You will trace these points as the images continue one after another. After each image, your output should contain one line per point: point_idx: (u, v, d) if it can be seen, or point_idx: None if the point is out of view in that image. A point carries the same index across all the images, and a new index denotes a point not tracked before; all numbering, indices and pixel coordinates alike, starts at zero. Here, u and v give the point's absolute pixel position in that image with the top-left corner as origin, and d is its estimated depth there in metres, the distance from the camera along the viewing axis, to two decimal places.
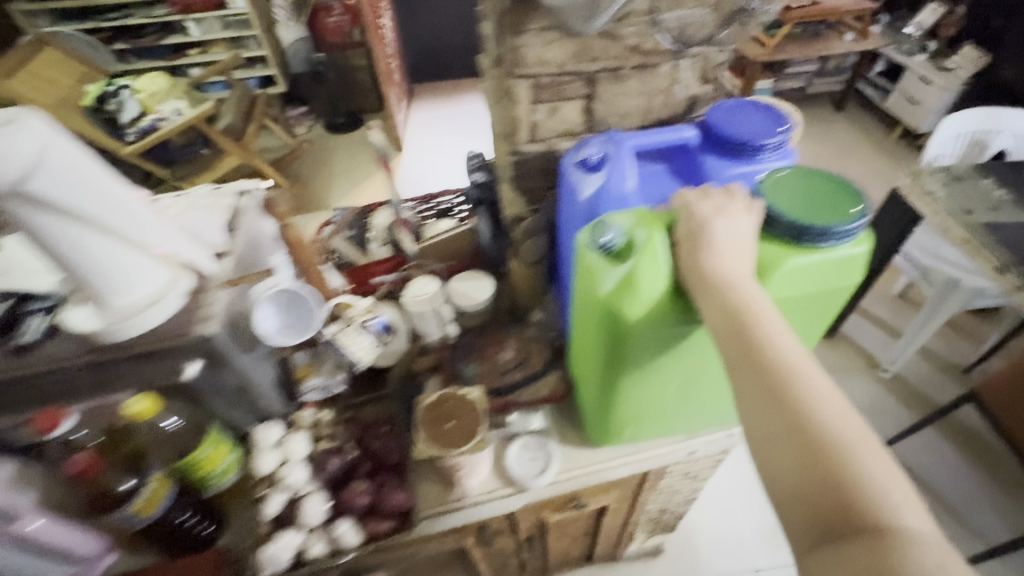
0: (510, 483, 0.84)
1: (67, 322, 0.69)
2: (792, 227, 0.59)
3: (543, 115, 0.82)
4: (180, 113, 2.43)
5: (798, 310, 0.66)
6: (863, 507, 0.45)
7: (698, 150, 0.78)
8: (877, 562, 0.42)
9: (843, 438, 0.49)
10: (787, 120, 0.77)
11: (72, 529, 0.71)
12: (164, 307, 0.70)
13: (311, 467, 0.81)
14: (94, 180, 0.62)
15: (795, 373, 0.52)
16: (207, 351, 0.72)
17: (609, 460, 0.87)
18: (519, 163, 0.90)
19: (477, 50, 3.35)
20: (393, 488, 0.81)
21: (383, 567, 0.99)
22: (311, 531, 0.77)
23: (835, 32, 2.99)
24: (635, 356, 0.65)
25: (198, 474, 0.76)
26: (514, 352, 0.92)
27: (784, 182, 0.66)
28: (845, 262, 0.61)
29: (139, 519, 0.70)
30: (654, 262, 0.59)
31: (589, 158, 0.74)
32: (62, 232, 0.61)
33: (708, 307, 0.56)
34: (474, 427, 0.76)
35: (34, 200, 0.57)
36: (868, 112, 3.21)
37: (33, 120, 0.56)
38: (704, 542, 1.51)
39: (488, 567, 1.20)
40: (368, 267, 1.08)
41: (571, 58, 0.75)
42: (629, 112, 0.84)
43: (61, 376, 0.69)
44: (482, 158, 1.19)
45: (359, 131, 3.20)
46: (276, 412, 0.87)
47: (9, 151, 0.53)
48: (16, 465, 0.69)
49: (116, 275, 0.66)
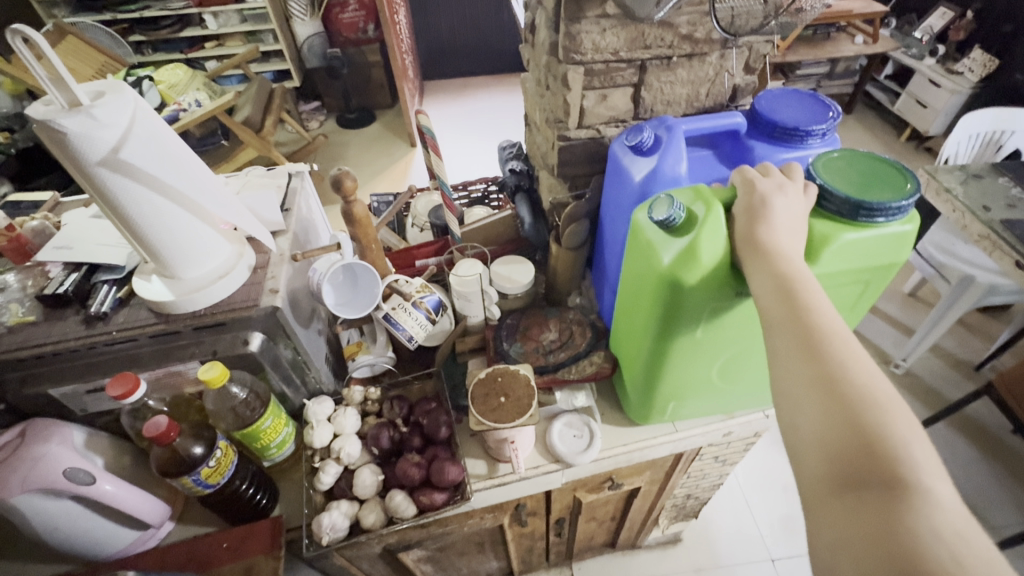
0: (556, 459, 0.85)
1: (138, 290, 0.70)
2: (848, 202, 0.62)
3: (593, 101, 0.87)
4: (200, 105, 2.48)
5: (845, 285, 0.68)
6: (886, 463, 0.42)
7: (746, 136, 0.83)
8: (892, 518, 0.40)
9: (874, 397, 0.46)
10: (832, 110, 0.82)
11: (138, 494, 0.73)
12: (231, 281, 0.73)
13: (362, 441, 0.84)
14: (179, 154, 0.65)
15: (835, 332, 0.51)
16: (270, 323, 0.73)
17: (649, 438, 0.89)
18: (565, 148, 0.93)
19: (490, 48, 3.38)
20: (446, 463, 0.80)
21: (421, 546, 1.01)
22: (366, 501, 0.79)
23: (845, 35, 3.03)
24: (680, 323, 0.67)
25: (258, 445, 0.78)
26: (557, 332, 0.94)
27: (836, 164, 0.68)
28: (895, 238, 0.63)
29: (205, 485, 0.71)
30: (713, 232, 0.61)
31: (644, 142, 0.78)
32: (143, 204, 0.62)
33: (756, 272, 0.57)
34: (529, 401, 0.77)
35: (124, 169, 0.59)
36: (877, 115, 3.25)
37: (127, 92, 0.59)
38: (725, 531, 1.53)
39: (516, 549, 1.22)
40: (412, 250, 1.11)
41: (625, 45, 0.80)
42: (675, 100, 0.89)
43: (131, 344, 0.71)
44: (516, 148, 1.28)
45: (372, 126, 3.21)
46: (327, 388, 0.90)
47: (110, 122, 0.56)
48: (83, 434, 0.71)
49: (189, 248, 0.69)
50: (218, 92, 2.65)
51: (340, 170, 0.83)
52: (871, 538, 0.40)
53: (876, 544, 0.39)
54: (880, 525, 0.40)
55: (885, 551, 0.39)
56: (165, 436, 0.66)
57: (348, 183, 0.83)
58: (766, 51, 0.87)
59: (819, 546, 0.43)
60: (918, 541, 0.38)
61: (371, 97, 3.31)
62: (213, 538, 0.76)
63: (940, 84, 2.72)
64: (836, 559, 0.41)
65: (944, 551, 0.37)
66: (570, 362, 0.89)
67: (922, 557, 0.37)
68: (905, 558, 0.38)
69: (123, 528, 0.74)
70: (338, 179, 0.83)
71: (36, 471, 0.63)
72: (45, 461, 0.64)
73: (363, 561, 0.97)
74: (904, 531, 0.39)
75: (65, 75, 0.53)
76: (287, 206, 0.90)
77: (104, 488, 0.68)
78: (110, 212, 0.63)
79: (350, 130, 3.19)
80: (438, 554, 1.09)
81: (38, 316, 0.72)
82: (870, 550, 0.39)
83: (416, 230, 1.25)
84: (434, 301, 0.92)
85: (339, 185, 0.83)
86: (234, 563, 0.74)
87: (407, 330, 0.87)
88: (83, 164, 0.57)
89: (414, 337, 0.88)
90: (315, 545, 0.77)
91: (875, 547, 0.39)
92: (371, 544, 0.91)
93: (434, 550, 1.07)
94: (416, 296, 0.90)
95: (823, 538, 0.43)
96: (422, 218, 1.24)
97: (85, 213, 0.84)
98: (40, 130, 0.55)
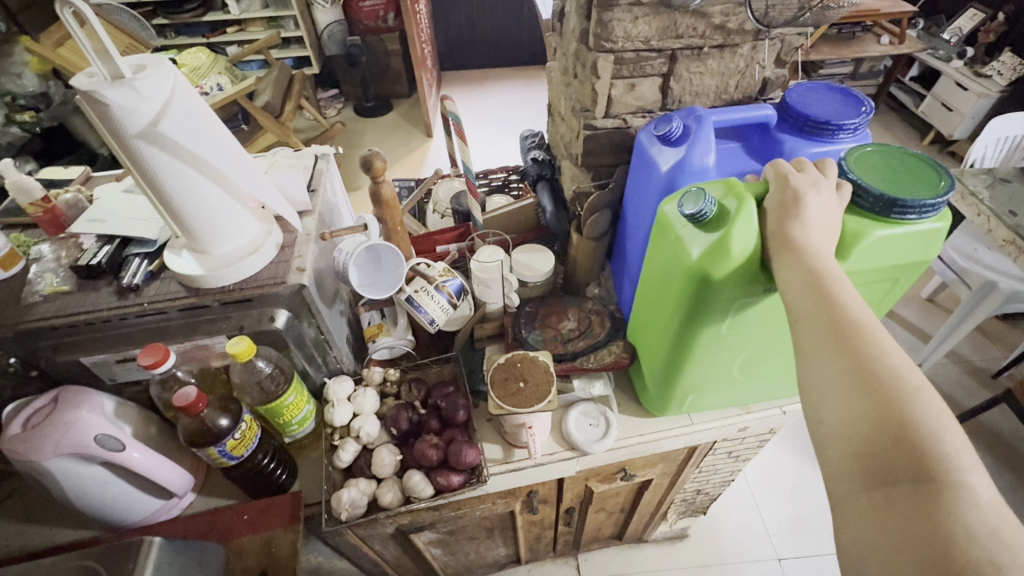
0: (571, 447, 0.86)
1: (169, 264, 0.71)
2: (882, 199, 0.61)
3: (621, 91, 0.87)
4: (221, 88, 2.50)
5: (873, 282, 0.68)
6: (917, 459, 0.42)
7: (776, 129, 0.82)
8: (924, 515, 0.40)
9: (904, 389, 0.46)
10: (865, 104, 0.81)
11: (164, 464, 0.74)
12: (261, 257, 0.74)
13: (381, 421, 0.85)
14: (214, 130, 0.66)
15: (864, 325, 0.50)
16: (296, 300, 0.75)
17: (665, 430, 0.89)
18: (590, 137, 0.94)
19: (510, 39, 3.35)
20: (463, 446, 0.80)
21: (433, 528, 1.02)
22: (384, 480, 0.80)
23: (871, 35, 2.98)
24: (705, 318, 0.67)
25: (281, 420, 0.80)
26: (576, 321, 0.94)
27: (867, 158, 0.68)
28: (926, 236, 0.63)
29: (230, 457, 0.73)
30: (746, 226, 0.60)
31: (672, 132, 0.78)
32: (178, 177, 0.64)
33: (785, 267, 0.57)
34: (548, 387, 0.77)
35: (161, 142, 0.60)
36: (900, 117, 3.19)
37: (168, 65, 0.60)
38: (732, 530, 1.52)
39: (524, 536, 1.22)
40: (433, 235, 1.12)
41: (657, 34, 0.80)
42: (703, 91, 0.89)
43: (161, 316, 0.72)
44: (538, 138, 1.29)
45: (389, 115, 3.22)
46: (348, 368, 0.91)
47: (149, 95, 0.57)
48: (115, 401, 0.73)
49: (219, 224, 0.70)
50: (239, 77, 2.67)
51: (369, 152, 0.83)
52: (899, 537, 0.40)
53: (906, 543, 0.40)
54: (909, 524, 0.40)
55: (915, 549, 0.39)
56: (194, 407, 0.67)
57: (377, 164, 0.84)
58: (799, 44, 0.86)
59: (848, 543, 0.44)
60: (949, 539, 0.38)
61: (388, 86, 3.32)
62: (234, 510, 0.78)
63: (967, 87, 2.67)
64: (865, 556, 0.42)
65: (977, 549, 0.37)
66: (589, 350, 0.90)
67: (953, 555, 0.37)
68: (934, 558, 0.38)
69: (148, 495, 0.76)
70: (368, 160, 0.84)
71: (69, 436, 0.64)
72: (77, 426, 0.65)
73: (375, 540, 0.99)
74: (935, 530, 0.39)
75: (108, 46, 0.54)
76: (314, 186, 0.91)
77: (132, 455, 0.69)
78: (145, 185, 0.65)
79: (366, 118, 3.20)
80: (448, 537, 1.10)
81: (72, 287, 0.73)
82: (899, 549, 0.40)
83: (436, 217, 1.26)
84: (456, 285, 0.92)
85: (367, 166, 0.84)
86: (252, 535, 0.75)
87: (428, 312, 0.88)
88: (123, 136, 0.59)
89: (436, 320, 0.89)
90: (333, 520, 0.78)
91: (905, 547, 0.40)
92: (384, 523, 0.92)
93: (445, 534, 1.08)
94: (438, 280, 0.91)
95: (850, 536, 0.44)
96: (443, 205, 1.26)
97: (117, 187, 0.86)
98: (84, 100, 0.56)
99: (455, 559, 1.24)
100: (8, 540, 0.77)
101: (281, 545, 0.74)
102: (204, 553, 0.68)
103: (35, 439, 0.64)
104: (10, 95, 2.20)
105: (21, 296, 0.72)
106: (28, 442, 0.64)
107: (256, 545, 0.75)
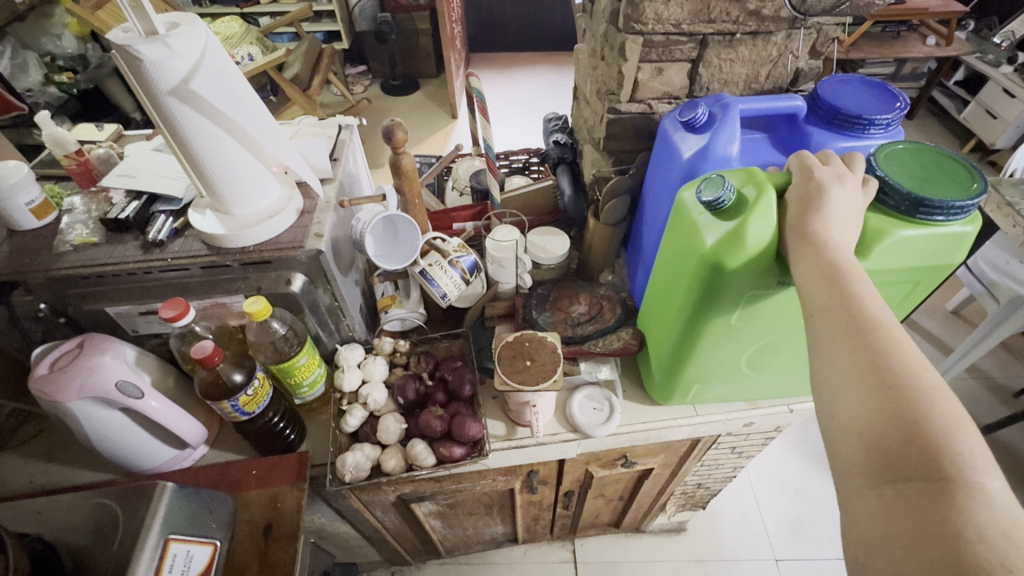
0: (574, 429, 0.86)
1: (193, 222, 0.73)
2: (909, 197, 0.60)
3: (648, 75, 0.86)
4: (252, 59, 2.53)
5: (892, 284, 0.67)
6: (930, 457, 0.41)
7: (805, 121, 0.81)
8: (937, 515, 0.39)
9: (921, 388, 0.45)
10: (900, 99, 0.79)
11: (180, 414, 0.77)
12: (282, 220, 0.75)
13: (389, 390, 0.86)
14: (243, 92, 0.67)
15: (882, 321, 0.49)
16: (313, 266, 0.76)
17: (669, 420, 0.89)
18: (614, 122, 0.93)
19: (542, 22, 3.30)
20: (467, 419, 0.81)
21: (434, 499, 1.04)
22: (388, 447, 0.82)
23: (915, 35, 2.88)
24: (715, 307, 0.67)
25: (292, 381, 0.82)
26: (587, 305, 0.94)
27: (899, 156, 0.66)
28: (952, 239, 0.61)
29: (242, 412, 0.75)
30: (764, 216, 0.60)
31: (697, 119, 0.77)
32: (205, 135, 0.65)
33: (804, 262, 0.56)
34: (554, 366, 0.78)
35: (193, 99, 0.62)
36: (939, 122, 3.07)
37: (199, 24, 0.61)
38: (729, 527, 1.53)
39: (522, 515, 1.24)
40: (450, 212, 1.14)
41: (688, 17, 0.78)
42: (732, 79, 0.88)
43: (183, 273, 0.75)
44: (561, 120, 1.30)
45: (415, 95, 3.22)
46: (359, 337, 0.93)
47: (182, 53, 0.59)
48: (138, 350, 0.76)
49: (244, 185, 0.72)
50: (270, 47, 2.67)
51: (392, 122, 0.84)
52: (909, 534, 0.40)
53: (916, 542, 0.39)
54: (919, 522, 0.40)
55: (925, 548, 0.39)
56: (210, 360, 0.69)
57: (399, 135, 0.85)
58: (836, 35, 0.84)
59: (856, 540, 0.44)
60: (960, 539, 0.38)
61: (416, 65, 3.32)
62: (244, 464, 0.80)
63: (1014, 94, 2.54)
64: (873, 553, 0.42)
65: (989, 550, 0.36)
66: (598, 335, 0.90)
67: (964, 556, 0.37)
68: (945, 557, 0.37)
69: (162, 444, 0.79)
70: (391, 130, 0.84)
71: (92, 380, 0.67)
72: (100, 371, 0.67)
73: (377, 507, 1.02)
74: (947, 529, 0.38)
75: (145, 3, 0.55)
76: (337, 155, 0.92)
77: (150, 404, 0.72)
78: (174, 144, 0.66)
79: (393, 97, 3.21)
80: (447, 510, 1.13)
81: (101, 239, 0.76)
82: (906, 548, 0.40)
83: (455, 193, 1.28)
84: (470, 262, 0.93)
85: (390, 136, 0.85)
86: (260, 490, 0.78)
87: (441, 286, 0.89)
88: (155, 92, 0.60)
89: (448, 295, 0.90)
90: (337, 481, 0.81)
91: (915, 544, 0.39)
92: (387, 490, 0.95)
93: (444, 506, 1.10)
94: (452, 255, 0.91)
95: (857, 531, 0.43)
96: (462, 182, 1.27)
97: (146, 146, 0.88)
98: (119, 55, 0.58)
99: (452, 532, 1.27)
100: (32, 478, 0.81)
101: (287, 500, 0.77)
102: (213, 502, 0.71)
103: (60, 380, 0.66)
104: (50, 55, 2.20)
105: (54, 244, 0.75)
106: (54, 383, 0.66)
107: (262, 498, 0.77)
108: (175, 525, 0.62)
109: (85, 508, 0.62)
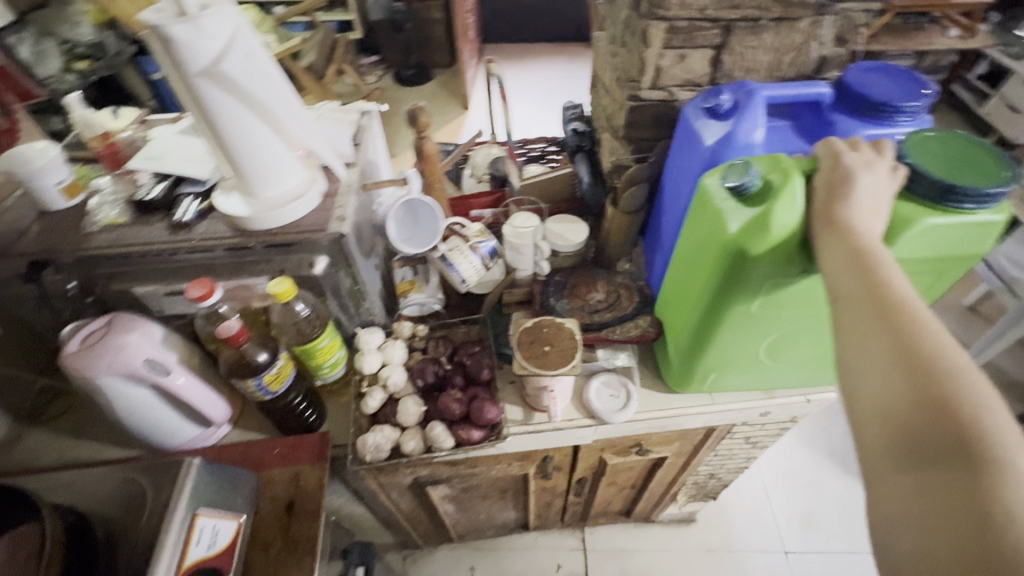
0: (590, 415, 0.87)
1: (219, 204, 0.75)
2: (937, 185, 0.59)
3: (670, 61, 0.85)
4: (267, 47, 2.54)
5: (917, 273, 0.67)
6: (958, 438, 0.42)
7: (829, 109, 0.80)
8: (964, 496, 0.39)
9: (950, 371, 0.45)
10: (928, 87, 0.78)
11: (205, 392, 0.79)
12: (306, 203, 0.76)
13: (408, 373, 0.87)
14: (271, 74, 0.67)
15: (910, 305, 0.49)
16: (335, 249, 0.77)
17: (686, 408, 0.89)
18: (634, 109, 0.93)
19: (556, 12, 3.27)
20: (486, 403, 0.82)
21: (449, 483, 1.05)
22: (407, 430, 0.83)
23: (937, 26, 2.82)
24: (737, 294, 0.67)
25: (314, 362, 0.83)
26: (604, 293, 0.95)
27: (926, 143, 0.66)
28: (981, 228, 0.61)
29: (266, 391, 0.76)
30: (790, 201, 0.60)
31: (720, 105, 0.77)
32: (233, 116, 0.66)
33: (831, 247, 0.56)
34: (573, 351, 0.78)
35: (222, 80, 0.62)
36: (959, 116, 3.01)
37: (228, 4, 0.61)
38: (739, 518, 1.53)
39: (534, 502, 1.25)
40: (469, 199, 1.14)
41: (713, 3, 0.78)
42: (756, 67, 0.87)
43: (208, 254, 0.76)
44: (578, 109, 1.29)
45: (428, 85, 3.21)
46: (380, 320, 0.95)
47: (213, 34, 0.59)
48: (165, 329, 0.77)
49: (269, 167, 0.73)
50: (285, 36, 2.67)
51: (416, 106, 0.85)
52: (936, 513, 0.40)
53: (943, 521, 0.40)
54: (946, 502, 0.40)
55: (953, 527, 0.39)
56: (236, 339, 0.71)
57: (423, 119, 0.86)
58: (862, 21, 0.83)
59: (882, 520, 0.44)
60: (989, 517, 0.38)
61: (429, 55, 3.30)
62: (266, 444, 0.82)
63: None
64: (898, 532, 0.42)
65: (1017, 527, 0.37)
66: (615, 322, 0.90)
67: (992, 534, 0.37)
68: (973, 535, 0.38)
69: (187, 421, 0.81)
70: (415, 114, 0.85)
71: (120, 358, 0.68)
72: (128, 350, 0.69)
73: (393, 489, 1.03)
74: (976, 508, 0.39)
75: None
76: (359, 140, 0.93)
77: (177, 381, 0.74)
78: (202, 124, 0.67)
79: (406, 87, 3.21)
80: (461, 494, 1.14)
81: (128, 220, 0.78)
82: (933, 526, 0.40)
83: (473, 180, 1.29)
84: (490, 247, 0.94)
85: (414, 120, 0.85)
86: (282, 468, 0.79)
87: (461, 272, 0.91)
88: (186, 73, 0.61)
89: (467, 280, 0.92)
90: (357, 461, 0.82)
91: (943, 523, 0.40)
92: (404, 472, 0.96)
93: (459, 491, 1.12)
94: (473, 240, 0.93)
95: (883, 511, 0.44)
96: (481, 169, 1.28)
97: (170, 129, 0.89)
98: (151, 35, 0.58)
99: (465, 517, 1.29)
100: (60, 452, 0.84)
101: (309, 479, 0.78)
102: (238, 478, 0.72)
103: (90, 356, 0.68)
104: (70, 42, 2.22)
105: (82, 225, 0.77)
106: (84, 359, 0.68)
107: (285, 477, 0.79)
108: (203, 500, 0.63)
109: (115, 481, 0.64)
